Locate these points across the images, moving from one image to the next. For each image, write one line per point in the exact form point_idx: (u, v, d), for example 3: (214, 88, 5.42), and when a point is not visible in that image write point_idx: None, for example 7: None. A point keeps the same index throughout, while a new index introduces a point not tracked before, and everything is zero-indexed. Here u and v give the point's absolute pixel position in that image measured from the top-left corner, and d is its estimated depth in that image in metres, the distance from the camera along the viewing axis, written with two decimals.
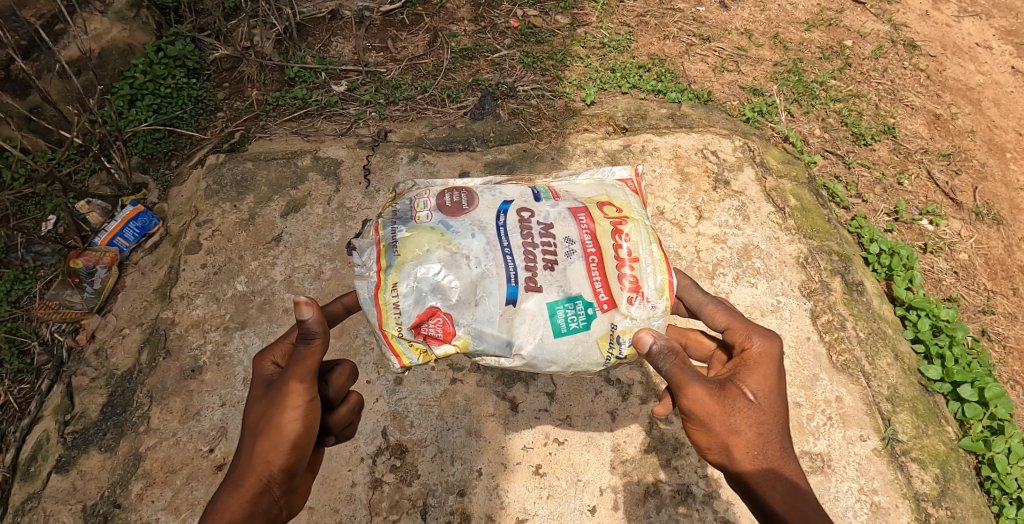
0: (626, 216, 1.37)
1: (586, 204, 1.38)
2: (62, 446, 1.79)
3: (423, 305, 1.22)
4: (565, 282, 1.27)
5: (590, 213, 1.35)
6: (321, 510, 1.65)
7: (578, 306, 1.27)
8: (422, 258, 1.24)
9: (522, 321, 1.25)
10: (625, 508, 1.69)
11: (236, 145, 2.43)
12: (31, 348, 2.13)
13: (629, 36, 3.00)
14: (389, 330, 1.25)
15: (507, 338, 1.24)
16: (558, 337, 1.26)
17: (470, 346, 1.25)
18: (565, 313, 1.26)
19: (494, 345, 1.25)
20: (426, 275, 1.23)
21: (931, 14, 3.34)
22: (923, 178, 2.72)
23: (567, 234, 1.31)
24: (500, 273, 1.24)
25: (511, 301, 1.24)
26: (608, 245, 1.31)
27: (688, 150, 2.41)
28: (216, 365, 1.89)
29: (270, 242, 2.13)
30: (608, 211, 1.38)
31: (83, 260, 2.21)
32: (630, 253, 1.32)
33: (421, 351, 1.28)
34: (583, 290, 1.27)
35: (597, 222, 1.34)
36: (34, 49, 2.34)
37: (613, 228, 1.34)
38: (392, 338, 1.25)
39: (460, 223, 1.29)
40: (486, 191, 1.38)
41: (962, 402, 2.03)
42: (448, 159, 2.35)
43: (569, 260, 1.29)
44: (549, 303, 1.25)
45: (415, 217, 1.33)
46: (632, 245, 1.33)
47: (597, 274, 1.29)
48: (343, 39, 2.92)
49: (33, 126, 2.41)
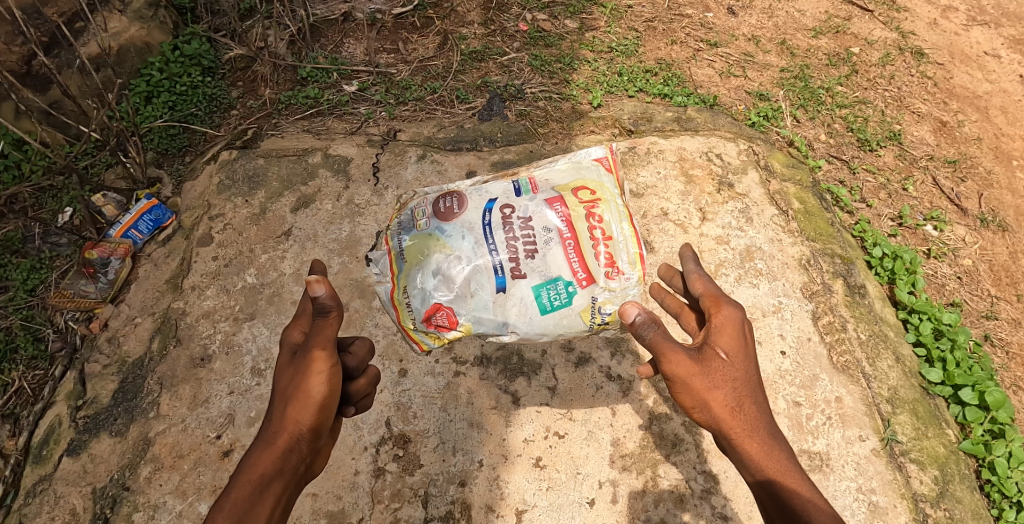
0: (600, 196, 1.39)
1: (562, 191, 1.39)
2: (74, 430, 1.83)
3: (430, 302, 1.33)
4: (546, 267, 1.32)
5: (565, 199, 1.37)
6: (324, 497, 1.68)
7: (559, 286, 1.32)
8: (422, 263, 1.34)
9: (512, 305, 1.32)
10: (624, 502, 1.70)
11: (249, 142, 2.50)
12: (46, 335, 2.18)
13: (637, 40, 3.03)
14: (406, 325, 1.38)
15: (501, 323, 1.32)
16: (546, 315, 1.33)
17: (475, 331, 1.34)
18: (549, 294, 1.32)
19: (491, 329, 1.33)
20: (427, 276, 1.34)
21: (940, 22, 3.36)
22: (928, 184, 2.72)
23: (544, 222, 1.35)
24: (487, 266, 1.32)
25: (499, 290, 1.31)
26: (583, 227, 1.34)
27: (693, 152, 2.44)
28: (225, 354, 1.93)
29: (280, 236, 2.18)
30: (584, 194, 1.39)
31: (98, 251, 2.24)
32: (605, 232, 1.35)
33: (438, 338, 1.40)
34: (562, 271, 1.32)
35: (571, 208, 1.37)
36: (55, 45, 2.42)
37: (587, 210, 1.36)
38: (410, 332, 1.38)
39: (451, 227, 1.37)
40: (473, 192, 1.44)
41: (963, 405, 2.02)
42: (456, 158, 2.40)
43: (546, 244, 1.33)
44: (530, 288, 1.31)
45: (415, 226, 1.42)
46: (606, 224, 1.36)
47: (574, 256, 1.33)
48: (355, 40, 2.97)
49: (53, 121, 2.48)
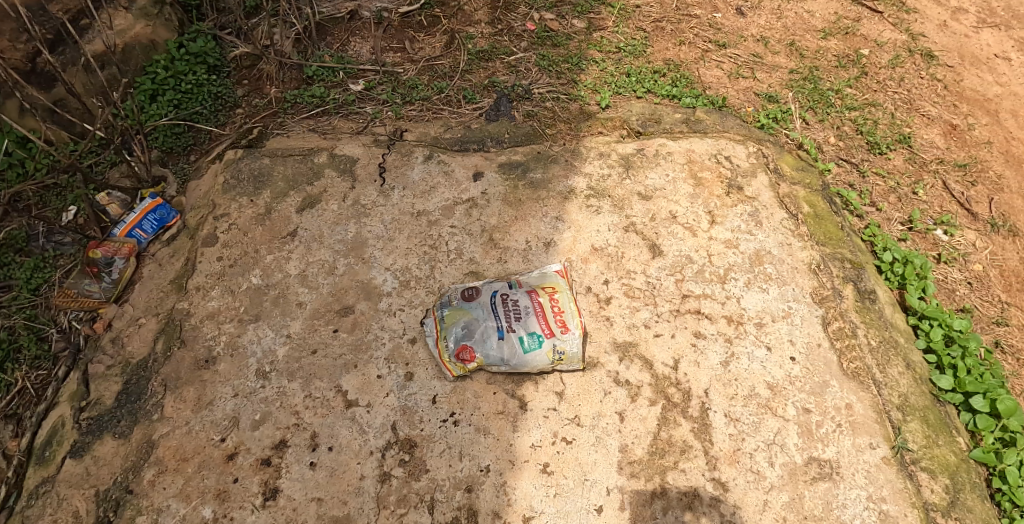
0: (556, 290, 1.94)
1: (536, 290, 1.93)
2: (77, 432, 1.82)
3: (461, 343, 1.84)
4: (526, 324, 1.85)
5: (540, 294, 1.92)
6: (329, 502, 1.67)
7: (532, 338, 1.83)
8: (455, 321, 1.88)
9: (504, 346, 1.82)
10: (632, 509, 1.68)
11: (255, 141, 2.48)
12: (50, 335, 2.16)
13: (645, 40, 3.01)
14: (445, 356, 1.85)
15: (502, 357, 1.82)
16: (527, 353, 1.82)
17: (485, 363, 1.83)
18: (527, 340, 1.83)
19: (497, 362, 1.82)
20: (457, 324, 1.87)
21: (950, 24, 3.34)
22: (938, 188, 2.70)
23: (523, 304, 1.88)
24: (494, 318, 1.86)
25: (499, 336, 1.83)
26: (546, 304, 1.89)
27: (702, 155, 2.42)
28: (229, 356, 1.91)
29: (286, 236, 2.16)
30: (548, 292, 1.93)
31: (101, 250, 2.21)
32: (560, 300, 1.91)
33: (461, 366, 1.83)
34: (536, 329, 1.84)
35: (540, 298, 1.90)
36: (60, 42, 2.40)
37: (549, 298, 1.91)
38: (447, 362, 1.84)
39: (474, 302, 1.91)
40: (485, 287, 1.96)
41: (974, 413, 1.99)
42: (463, 159, 2.39)
43: (525, 312, 1.86)
44: (517, 335, 1.83)
45: (448, 301, 1.94)
46: (561, 295, 1.93)
47: (542, 319, 1.86)
48: (361, 39, 2.95)
49: (57, 119, 2.46)
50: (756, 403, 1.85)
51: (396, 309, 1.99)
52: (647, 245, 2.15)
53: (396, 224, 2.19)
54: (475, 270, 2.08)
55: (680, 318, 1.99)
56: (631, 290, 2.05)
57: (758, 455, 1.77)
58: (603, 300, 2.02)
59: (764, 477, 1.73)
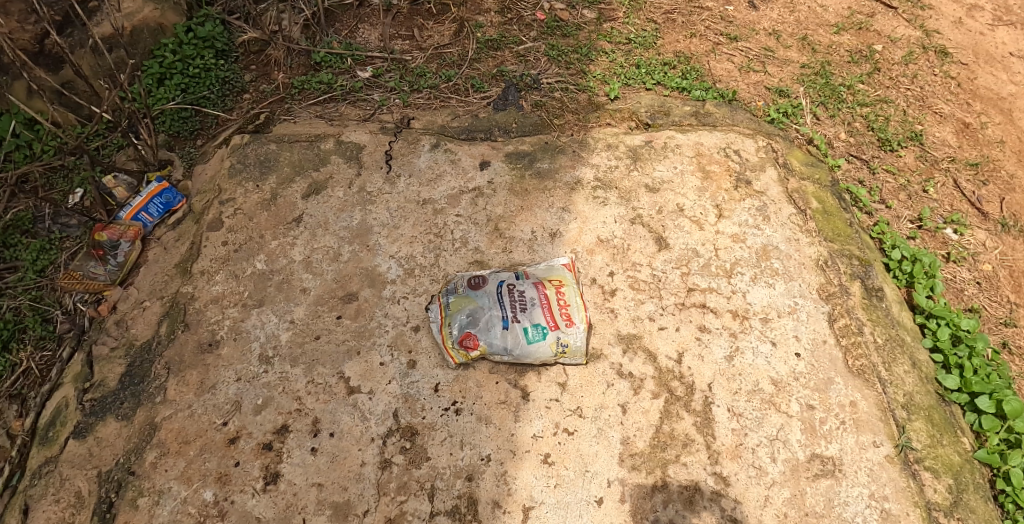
0: (564, 283, 1.93)
1: (542, 282, 1.92)
2: (81, 413, 1.82)
3: (465, 331, 1.84)
4: (531, 315, 1.84)
5: (546, 286, 1.91)
6: (330, 487, 1.68)
7: (537, 329, 1.83)
8: (461, 309, 1.88)
9: (508, 336, 1.82)
10: (632, 501, 1.67)
11: (262, 126, 2.48)
12: (54, 317, 2.17)
13: (655, 32, 2.98)
14: (448, 343, 1.85)
15: (505, 347, 1.82)
16: (530, 344, 1.81)
17: (488, 351, 1.83)
18: (531, 332, 1.82)
19: (500, 351, 1.82)
20: (463, 311, 1.87)
21: (965, 21, 3.30)
22: (949, 187, 2.67)
23: (530, 295, 1.87)
24: (500, 307, 1.86)
25: (504, 326, 1.83)
26: (553, 297, 1.88)
27: (711, 148, 2.41)
28: (233, 340, 1.92)
29: (291, 222, 2.16)
30: (554, 285, 1.92)
31: (107, 233, 2.22)
32: (566, 295, 1.90)
33: (463, 354, 1.83)
34: (541, 321, 1.84)
35: (547, 290, 1.89)
36: (68, 25, 2.39)
37: (556, 291, 1.90)
38: (449, 348, 1.85)
39: (481, 290, 1.91)
40: (493, 277, 1.96)
41: (979, 413, 1.97)
42: (469, 148, 2.37)
43: (531, 303, 1.86)
44: (521, 325, 1.83)
45: (455, 289, 1.94)
46: (568, 289, 1.91)
47: (548, 312, 1.85)
48: (369, 26, 2.93)
49: (65, 101, 2.46)
50: (759, 398, 1.84)
51: (400, 297, 1.99)
52: (653, 238, 2.14)
53: (401, 212, 2.18)
54: (479, 260, 2.07)
55: (685, 311, 1.98)
56: (636, 283, 2.03)
57: (760, 450, 1.76)
58: (607, 292, 2.01)
59: (766, 473, 1.73)
